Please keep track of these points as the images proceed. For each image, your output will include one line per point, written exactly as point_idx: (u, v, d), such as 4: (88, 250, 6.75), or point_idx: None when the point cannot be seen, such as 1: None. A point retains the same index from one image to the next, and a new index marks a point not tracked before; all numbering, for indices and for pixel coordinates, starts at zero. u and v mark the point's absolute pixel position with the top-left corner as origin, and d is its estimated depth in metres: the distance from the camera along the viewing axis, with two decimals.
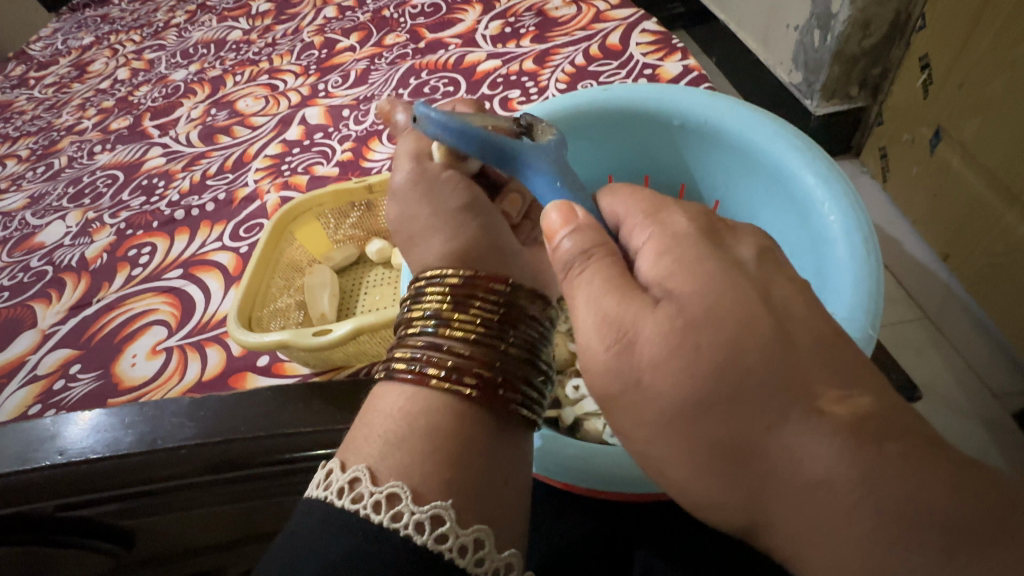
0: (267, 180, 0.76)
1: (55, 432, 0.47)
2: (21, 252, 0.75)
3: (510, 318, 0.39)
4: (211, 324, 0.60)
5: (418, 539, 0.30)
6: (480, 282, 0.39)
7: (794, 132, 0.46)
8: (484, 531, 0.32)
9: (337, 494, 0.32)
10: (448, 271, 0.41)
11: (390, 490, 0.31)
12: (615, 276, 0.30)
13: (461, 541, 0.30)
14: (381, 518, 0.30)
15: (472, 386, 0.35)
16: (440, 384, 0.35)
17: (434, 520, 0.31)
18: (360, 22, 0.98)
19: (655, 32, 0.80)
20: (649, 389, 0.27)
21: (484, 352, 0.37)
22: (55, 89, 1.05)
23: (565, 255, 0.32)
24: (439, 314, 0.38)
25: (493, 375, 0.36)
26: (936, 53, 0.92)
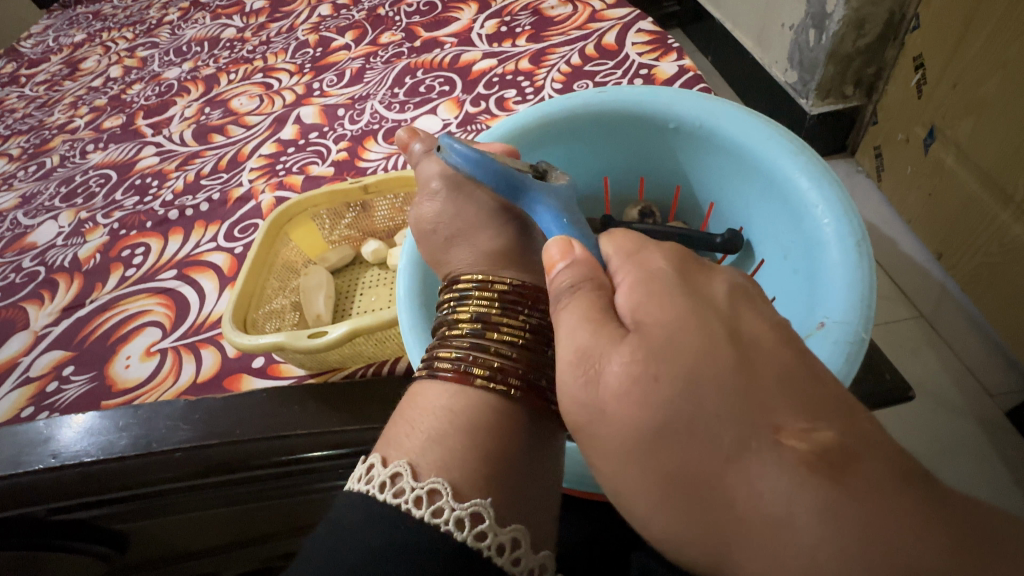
0: (262, 179, 0.75)
1: (49, 436, 0.47)
2: (13, 252, 0.74)
3: (546, 328, 0.42)
4: (206, 325, 0.60)
5: (458, 535, 0.29)
6: (523, 293, 0.42)
7: (788, 136, 0.46)
8: (521, 531, 0.31)
9: (377, 488, 0.31)
10: (491, 279, 0.43)
11: (431, 486, 0.31)
12: (592, 308, 0.29)
13: (500, 540, 0.30)
14: (421, 512, 0.29)
15: (517, 387, 0.37)
16: (485, 383, 0.36)
17: (473, 517, 0.30)
18: (354, 20, 0.98)
19: (651, 32, 0.80)
20: (610, 414, 0.26)
21: (528, 357, 0.39)
22: (47, 87, 1.04)
23: (557, 289, 0.32)
24: (485, 318, 0.40)
25: (535, 378, 0.38)
26: (930, 53, 0.93)
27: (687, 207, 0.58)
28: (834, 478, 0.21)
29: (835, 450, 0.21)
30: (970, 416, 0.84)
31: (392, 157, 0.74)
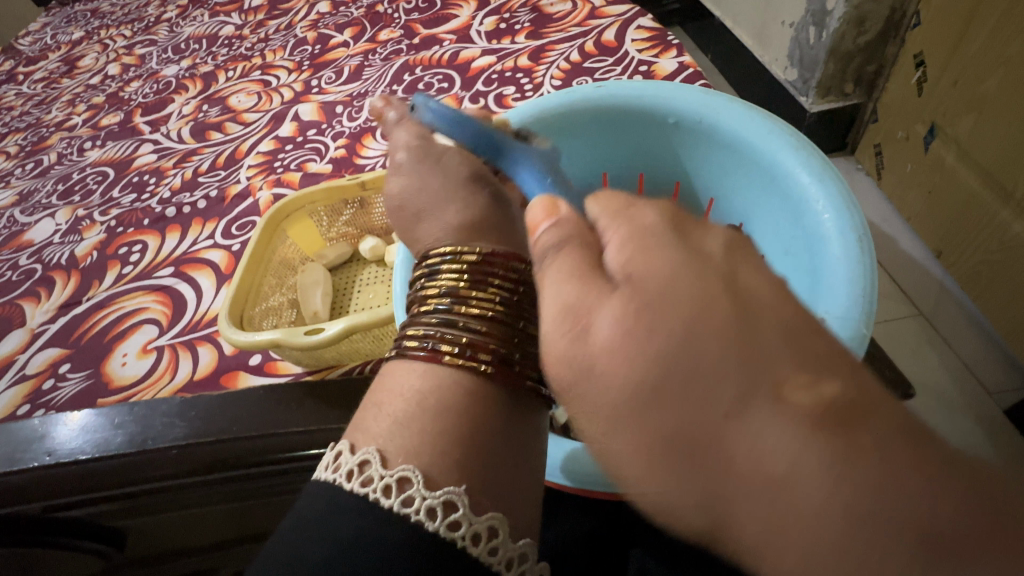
0: (260, 177, 0.75)
1: (44, 433, 0.46)
2: (10, 250, 0.74)
3: (522, 299, 0.40)
4: (202, 323, 0.59)
5: (429, 525, 0.28)
6: (495, 263, 0.40)
7: (789, 130, 0.46)
8: (498, 519, 0.30)
9: (345, 477, 0.31)
10: (462, 249, 0.41)
11: (401, 474, 0.30)
12: (579, 263, 0.25)
13: (475, 529, 0.29)
14: (390, 502, 0.29)
15: (487, 362, 0.35)
16: (453, 360, 0.35)
17: (446, 506, 0.29)
18: (354, 17, 0.98)
19: (651, 28, 0.79)
20: (601, 385, 0.21)
21: (499, 331, 0.37)
22: (44, 85, 1.03)
23: (542, 247, 0.27)
24: (454, 292, 0.39)
25: (508, 351, 0.36)
26: (930, 50, 0.92)
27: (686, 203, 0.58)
28: (865, 435, 0.17)
29: (864, 406, 0.17)
30: (971, 415, 0.83)
31: None
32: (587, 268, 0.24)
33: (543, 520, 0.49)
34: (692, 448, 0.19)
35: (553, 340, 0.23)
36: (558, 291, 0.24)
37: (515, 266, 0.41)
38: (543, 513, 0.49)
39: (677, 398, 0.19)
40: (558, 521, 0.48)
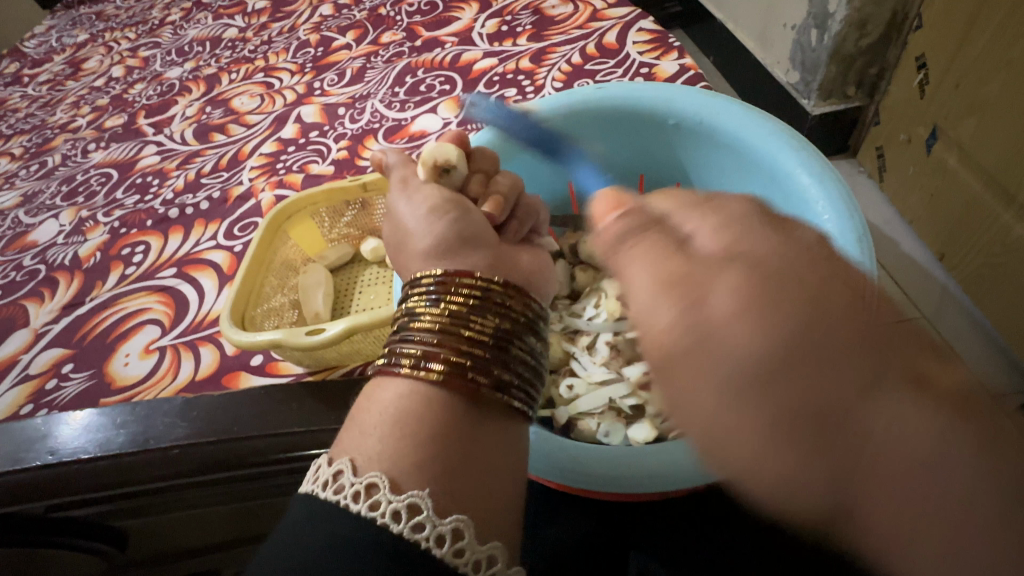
0: (262, 178, 0.75)
1: (46, 432, 0.47)
2: (14, 250, 0.74)
3: (485, 307, 0.39)
4: (205, 323, 0.60)
5: (394, 527, 0.28)
6: (455, 275, 0.40)
7: (790, 131, 0.46)
8: (464, 521, 0.30)
9: (321, 486, 0.31)
10: (427, 270, 0.41)
11: (368, 480, 0.30)
12: (667, 244, 0.26)
13: (440, 531, 0.29)
14: (358, 507, 0.29)
15: (439, 369, 0.35)
16: (409, 371, 0.35)
17: (411, 509, 0.29)
18: (356, 20, 0.98)
19: (652, 31, 0.79)
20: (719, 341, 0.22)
21: (453, 339, 0.36)
22: (49, 87, 1.04)
23: (612, 230, 0.29)
24: (415, 310, 0.39)
25: (460, 358, 0.35)
26: (932, 53, 0.92)
27: None
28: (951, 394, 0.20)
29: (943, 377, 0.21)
30: None
31: None
32: (677, 246, 0.26)
33: (541, 522, 0.49)
34: (814, 403, 0.21)
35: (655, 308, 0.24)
36: (651, 269, 0.25)
37: (479, 275, 0.40)
38: (543, 515, 0.49)
39: (799, 358, 0.21)
40: (556, 523, 0.48)
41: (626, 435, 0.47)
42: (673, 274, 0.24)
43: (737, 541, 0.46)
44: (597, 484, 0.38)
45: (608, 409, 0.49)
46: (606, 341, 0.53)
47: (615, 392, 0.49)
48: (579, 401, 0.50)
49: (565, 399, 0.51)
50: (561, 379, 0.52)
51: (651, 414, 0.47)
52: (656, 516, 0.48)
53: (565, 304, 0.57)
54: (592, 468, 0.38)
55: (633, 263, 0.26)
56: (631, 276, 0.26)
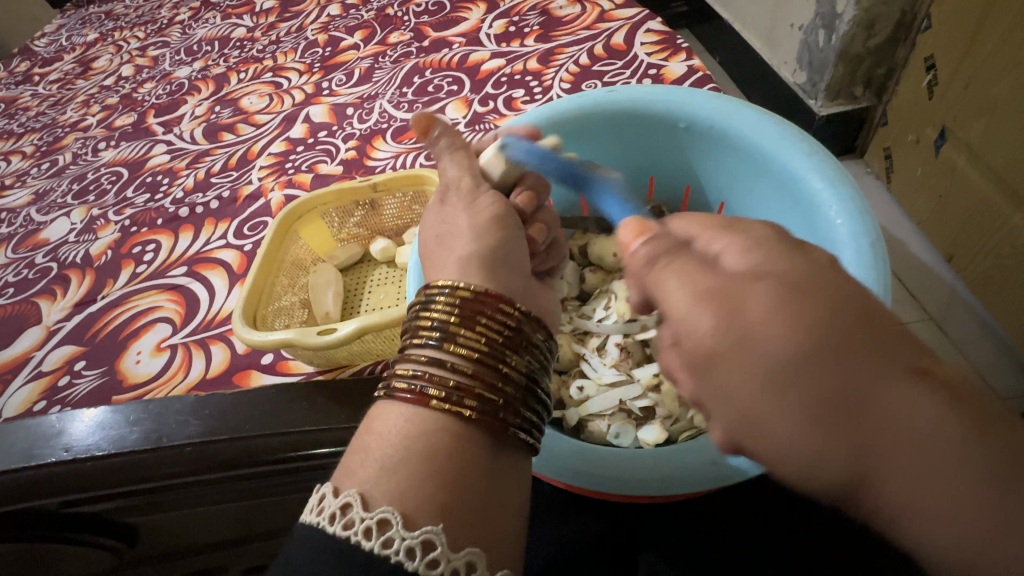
0: (272, 178, 0.76)
1: (61, 429, 0.47)
2: (26, 248, 0.75)
3: (512, 342, 0.39)
4: (216, 322, 0.60)
5: (409, 564, 0.29)
6: (488, 302, 0.40)
7: (802, 135, 0.46)
8: (477, 554, 0.30)
9: (330, 519, 0.31)
10: (456, 285, 0.41)
11: (380, 516, 0.30)
12: (697, 267, 0.28)
13: (454, 565, 0.29)
14: (371, 544, 0.29)
15: (472, 408, 0.35)
16: (440, 405, 0.35)
17: (425, 545, 0.30)
18: (364, 20, 0.99)
19: (660, 32, 0.80)
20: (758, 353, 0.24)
21: (485, 373, 0.37)
22: (60, 86, 1.05)
23: (641, 257, 0.30)
24: (445, 328, 0.38)
25: (493, 399, 0.36)
26: (941, 54, 0.92)
27: (697, 206, 0.58)
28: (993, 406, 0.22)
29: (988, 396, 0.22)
30: None
31: (401, 156, 0.74)
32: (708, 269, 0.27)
33: (552, 522, 0.49)
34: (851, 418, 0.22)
35: (694, 317, 0.26)
36: (688, 286, 0.27)
37: (509, 304, 0.41)
38: (552, 515, 0.49)
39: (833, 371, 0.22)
40: (567, 523, 0.49)
41: (637, 436, 0.48)
42: (715, 292, 0.26)
43: (747, 543, 0.46)
44: (614, 484, 0.38)
45: (618, 410, 0.49)
46: (616, 342, 0.53)
47: (626, 393, 0.50)
48: (590, 402, 0.50)
49: (575, 399, 0.51)
50: (571, 380, 0.52)
51: (662, 415, 0.48)
52: (666, 515, 0.48)
53: (574, 305, 0.58)
54: (609, 469, 0.38)
55: (665, 286, 0.28)
56: (665, 292, 0.28)
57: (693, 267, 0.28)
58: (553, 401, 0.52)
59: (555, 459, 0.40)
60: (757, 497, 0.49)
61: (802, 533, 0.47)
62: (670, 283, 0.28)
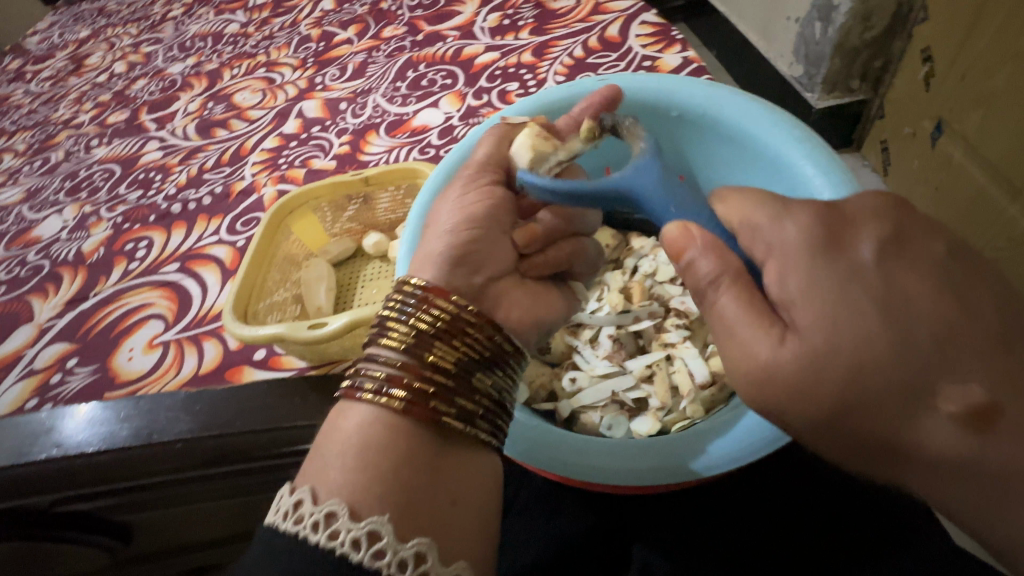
0: (264, 173, 0.75)
1: (51, 426, 0.47)
2: (18, 246, 0.74)
3: (452, 331, 0.39)
4: (208, 318, 0.60)
5: (354, 556, 0.30)
6: (428, 295, 0.40)
7: (794, 123, 0.45)
8: (426, 544, 0.31)
9: (282, 517, 0.31)
10: (406, 279, 0.41)
11: (328, 509, 0.31)
12: (751, 303, 0.32)
13: (401, 556, 0.30)
14: (317, 537, 0.30)
15: (403, 398, 0.36)
16: (373, 398, 0.36)
17: (371, 536, 0.30)
18: (357, 14, 0.98)
19: (655, 24, 0.79)
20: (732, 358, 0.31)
21: (418, 364, 0.37)
22: (52, 83, 1.04)
23: (698, 279, 0.34)
24: (383, 325, 0.39)
25: (425, 387, 0.36)
26: (937, 45, 0.92)
27: None
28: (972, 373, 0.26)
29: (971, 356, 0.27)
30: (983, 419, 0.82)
31: (394, 151, 0.73)
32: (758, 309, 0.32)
33: (548, 513, 0.49)
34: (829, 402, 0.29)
35: None
36: (743, 321, 0.32)
37: (454, 297, 0.40)
38: (545, 508, 0.49)
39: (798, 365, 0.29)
40: (560, 516, 0.49)
41: (629, 427, 0.47)
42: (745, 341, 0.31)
43: (741, 533, 0.46)
44: (612, 477, 0.37)
45: (611, 401, 0.49)
46: (609, 334, 0.53)
47: (618, 385, 0.49)
48: (582, 394, 0.49)
49: (567, 391, 0.50)
50: (564, 372, 0.52)
51: (654, 406, 0.48)
52: (656, 508, 0.48)
53: None
54: (607, 462, 0.38)
55: (721, 323, 0.33)
56: (724, 318, 0.33)
57: (746, 295, 0.32)
58: (545, 392, 0.51)
59: (549, 455, 0.39)
60: (751, 487, 0.48)
61: (796, 524, 0.46)
62: (732, 318, 0.32)
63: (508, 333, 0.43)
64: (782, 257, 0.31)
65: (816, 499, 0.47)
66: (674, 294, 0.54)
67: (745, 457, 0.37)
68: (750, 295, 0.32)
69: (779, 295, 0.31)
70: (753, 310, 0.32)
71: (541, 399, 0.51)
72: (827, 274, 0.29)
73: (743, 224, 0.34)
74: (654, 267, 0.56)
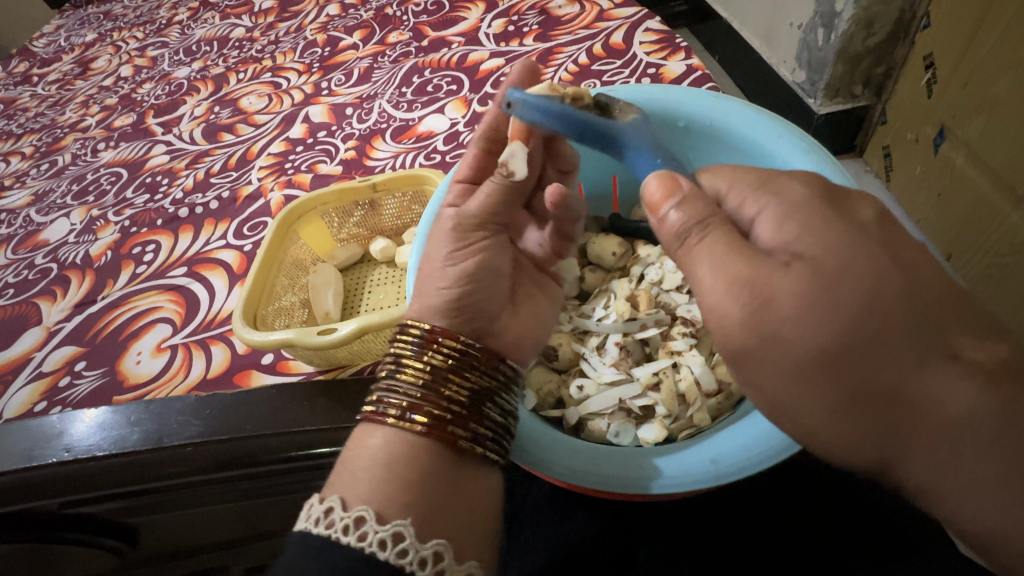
0: (271, 178, 0.76)
1: (62, 429, 0.47)
2: (26, 249, 0.75)
3: (464, 364, 0.41)
4: (216, 322, 0.60)
5: (381, 555, 0.32)
6: (439, 331, 0.42)
7: (801, 134, 0.46)
8: (444, 544, 0.34)
9: (311, 521, 0.33)
10: (410, 323, 0.43)
11: (357, 513, 0.33)
12: (736, 243, 0.33)
13: (423, 555, 0.33)
14: (347, 539, 0.32)
15: (424, 423, 0.38)
16: (396, 422, 0.38)
17: (396, 537, 0.33)
18: (363, 20, 0.98)
19: (659, 31, 0.80)
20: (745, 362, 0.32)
21: (435, 394, 0.39)
22: (59, 86, 1.05)
23: (675, 228, 0.35)
24: (398, 357, 0.41)
25: (444, 413, 0.39)
26: (940, 53, 0.92)
27: None
28: None
29: None
30: None
31: (400, 156, 0.74)
32: (745, 246, 0.33)
33: (555, 517, 0.49)
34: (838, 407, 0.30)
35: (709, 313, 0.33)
36: (722, 266, 0.32)
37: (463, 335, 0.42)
38: (552, 513, 0.49)
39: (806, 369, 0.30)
40: (567, 521, 0.49)
41: (636, 435, 0.48)
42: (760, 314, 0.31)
43: (751, 541, 0.46)
44: (621, 484, 0.38)
45: (618, 409, 0.49)
46: (616, 341, 0.53)
47: (625, 392, 0.50)
48: (590, 401, 0.49)
49: (575, 399, 0.51)
50: (571, 379, 0.52)
51: (661, 414, 0.48)
52: (662, 514, 0.48)
53: (573, 305, 0.58)
54: (606, 470, 0.38)
55: (701, 266, 0.33)
56: (701, 266, 0.33)
57: (726, 242, 0.33)
58: (552, 399, 0.51)
59: (557, 467, 0.38)
60: (761, 495, 0.49)
61: (798, 533, 0.46)
62: (712, 264, 0.33)
63: (513, 362, 0.45)
64: (777, 208, 0.33)
65: (822, 507, 0.48)
66: (680, 302, 0.55)
67: (753, 465, 0.37)
68: (729, 239, 0.33)
69: (773, 239, 0.32)
70: (733, 251, 0.32)
71: (549, 406, 0.51)
72: (823, 228, 0.31)
73: (730, 187, 0.35)
74: (661, 275, 0.56)
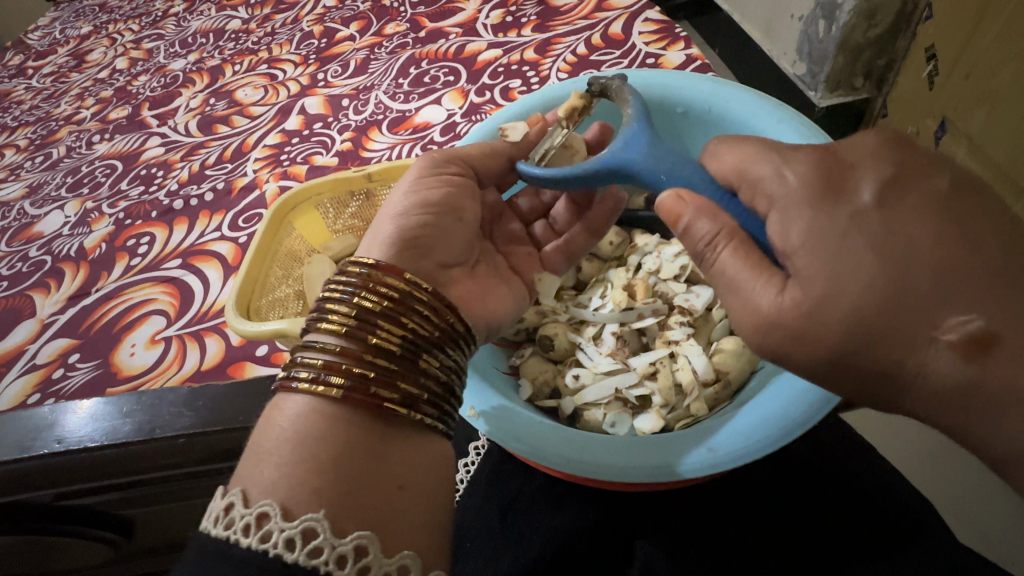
0: (267, 169, 0.75)
1: (54, 421, 0.46)
2: (20, 242, 0.74)
3: (395, 311, 0.39)
4: (210, 313, 0.60)
5: (288, 556, 0.29)
6: (375, 274, 0.40)
7: (800, 119, 0.45)
8: (367, 537, 0.31)
9: (212, 522, 0.31)
10: (353, 261, 0.42)
11: (260, 510, 0.31)
12: (751, 256, 0.33)
13: (340, 551, 0.30)
14: (249, 540, 0.29)
15: (339, 386, 0.35)
16: (310, 388, 0.36)
17: (306, 534, 0.30)
18: (359, 11, 0.98)
19: (658, 21, 0.79)
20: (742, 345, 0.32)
21: (357, 348, 0.37)
22: (53, 79, 1.04)
23: (694, 240, 0.35)
24: (322, 307, 0.39)
25: (363, 371, 0.36)
26: (942, 42, 0.90)
27: None
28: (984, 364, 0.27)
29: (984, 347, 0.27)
30: None
31: (397, 147, 0.73)
32: (758, 258, 0.33)
33: (551, 507, 0.49)
34: None
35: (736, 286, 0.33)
36: (743, 270, 0.33)
37: (402, 277, 0.41)
38: (549, 503, 0.49)
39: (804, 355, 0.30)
40: (563, 512, 0.49)
41: (632, 425, 0.48)
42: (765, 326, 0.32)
43: (749, 531, 0.46)
44: (612, 474, 0.37)
45: (614, 399, 0.49)
46: (612, 331, 0.53)
47: (622, 382, 0.49)
48: (585, 391, 0.49)
49: (571, 389, 0.50)
50: (567, 369, 0.51)
51: (658, 404, 0.48)
52: (661, 504, 0.48)
53: (570, 295, 0.58)
54: (604, 458, 0.38)
55: (727, 277, 0.34)
56: (728, 272, 0.34)
57: (744, 253, 0.33)
58: (548, 389, 0.50)
59: (543, 454, 0.38)
60: (760, 485, 0.48)
61: (798, 522, 0.46)
62: (737, 267, 0.33)
63: (459, 312, 0.44)
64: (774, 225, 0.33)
65: (821, 498, 0.47)
66: (679, 291, 0.54)
67: (749, 454, 0.36)
68: (747, 249, 0.33)
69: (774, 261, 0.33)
70: (751, 262, 0.33)
71: (544, 396, 0.50)
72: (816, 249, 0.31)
73: (742, 181, 0.36)
74: (658, 264, 0.55)
